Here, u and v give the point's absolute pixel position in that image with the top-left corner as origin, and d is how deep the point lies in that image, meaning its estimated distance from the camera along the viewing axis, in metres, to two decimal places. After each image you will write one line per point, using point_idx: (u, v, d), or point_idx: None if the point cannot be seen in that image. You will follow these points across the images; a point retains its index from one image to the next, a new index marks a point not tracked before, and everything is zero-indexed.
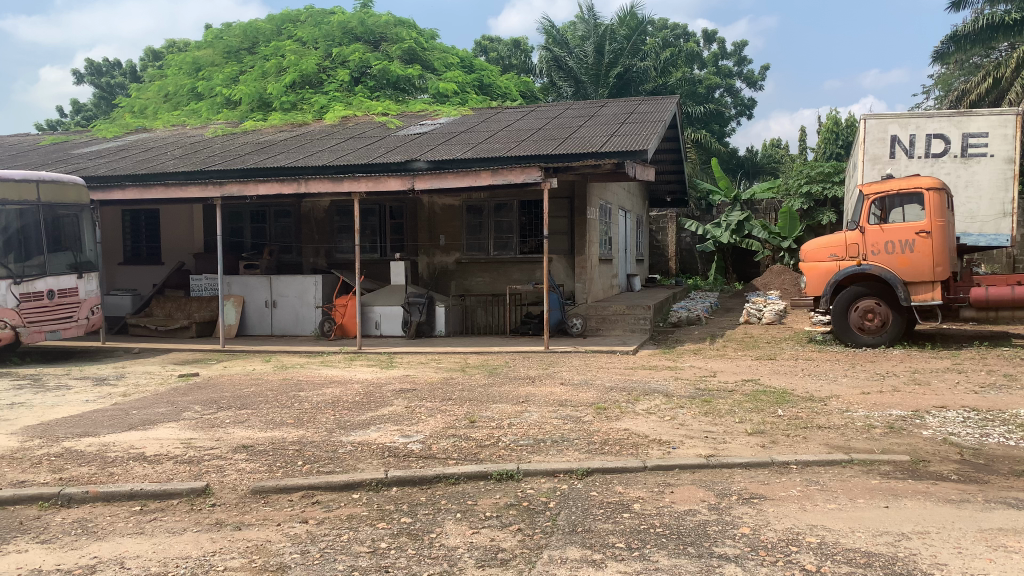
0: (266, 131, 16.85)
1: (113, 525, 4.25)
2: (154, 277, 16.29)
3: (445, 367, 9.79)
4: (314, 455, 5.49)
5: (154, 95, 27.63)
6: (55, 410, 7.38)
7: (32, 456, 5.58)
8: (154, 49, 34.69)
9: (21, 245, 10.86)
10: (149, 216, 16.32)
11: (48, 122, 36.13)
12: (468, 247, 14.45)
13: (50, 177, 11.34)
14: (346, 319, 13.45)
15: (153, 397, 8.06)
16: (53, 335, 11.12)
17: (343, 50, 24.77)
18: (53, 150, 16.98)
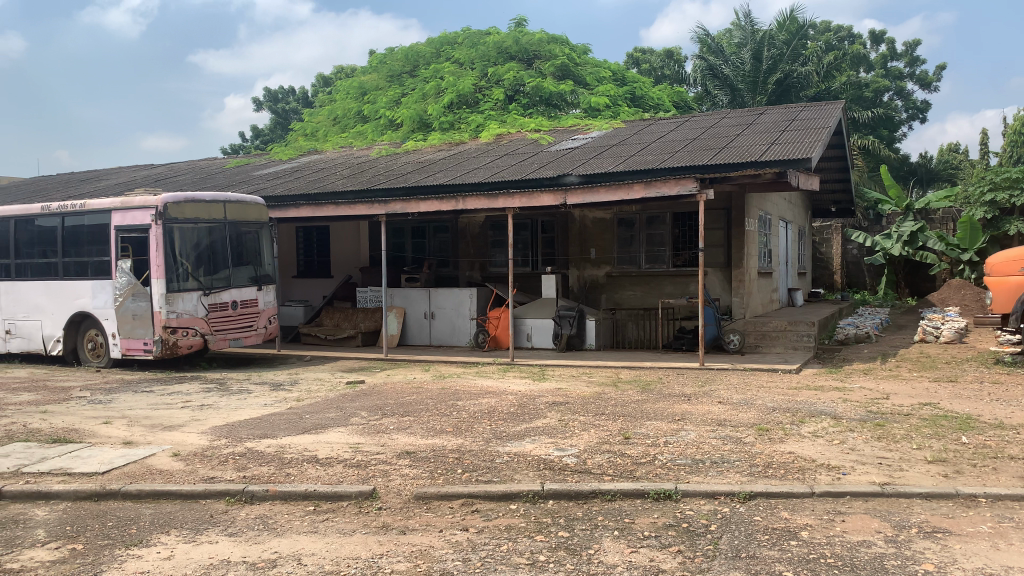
0: (426, 151, 17.54)
1: (291, 523, 4.53)
2: (324, 289, 17.33)
3: (598, 382, 9.74)
4: (473, 464, 5.62)
5: (325, 118, 29.55)
6: (238, 413, 7.99)
7: (219, 454, 6.08)
8: (323, 75, 37.11)
9: (211, 260, 11.84)
10: (320, 233, 17.40)
11: (232, 147, 39.51)
12: (619, 260, 14.34)
13: (235, 197, 12.29)
14: (499, 332, 13.73)
15: (323, 402, 8.56)
16: (235, 343, 12.09)
17: (498, 69, 25.42)
18: (236, 172, 18.48)
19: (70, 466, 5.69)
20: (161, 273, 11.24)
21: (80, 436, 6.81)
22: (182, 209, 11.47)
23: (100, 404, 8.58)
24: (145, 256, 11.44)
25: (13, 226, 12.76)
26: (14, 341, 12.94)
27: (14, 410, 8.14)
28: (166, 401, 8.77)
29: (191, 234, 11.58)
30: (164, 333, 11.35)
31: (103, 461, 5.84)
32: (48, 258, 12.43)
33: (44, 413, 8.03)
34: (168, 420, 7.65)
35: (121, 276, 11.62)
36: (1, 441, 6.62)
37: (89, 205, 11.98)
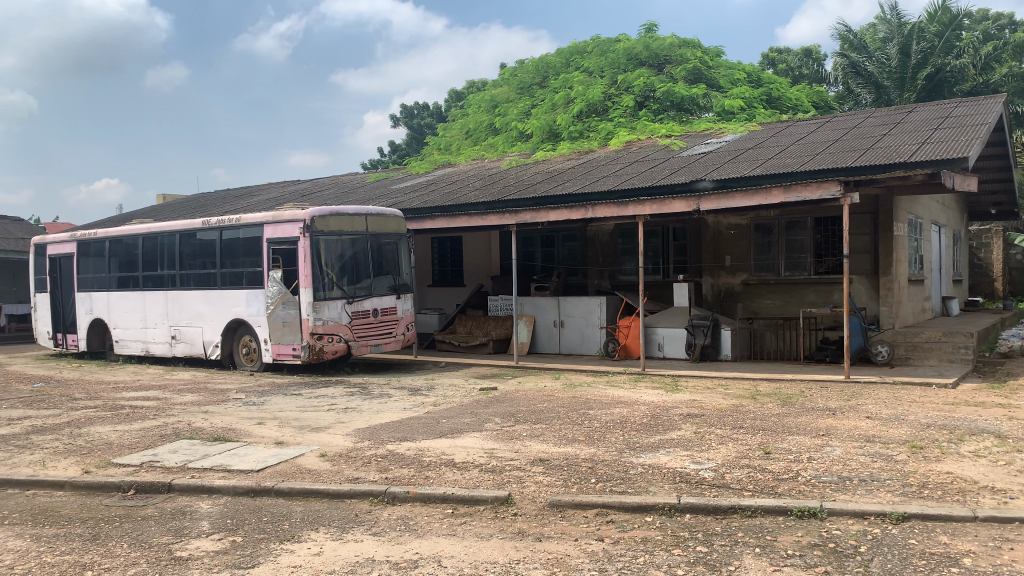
0: (555, 160, 17.64)
1: (431, 525, 4.67)
2: (457, 297, 17.75)
3: (736, 394, 9.44)
4: (607, 474, 5.59)
5: (459, 132, 30.33)
6: (379, 416, 8.31)
7: (363, 455, 6.34)
8: (456, 90, 38.08)
9: (354, 270, 12.40)
10: (453, 243, 17.84)
11: (372, 163, 41.19)
12: (756, 268, 13.88)
13: (375, 210, 12.83)
14: (630, 340, 13.61)
15: (458, 407, 8.76)
16: (376, 349, 12.59)
17: (628, 76, 25.24)
18: (375, 186, 19.27)
19: (229, 463, 6.10)
20: (308, 282, 11.88)
21: (237, 435, 7.30)
22: (327, 222, 12.08)
23: (254, 405, 9.16)
24: (294, 266, 12.13)
25: (178, 239, 13.86)
26: (178, 346, 14.01)
27: (181, 410, 8.83)
28: (313, 404, 9.25)
29: (336, 245, 12.19)
30: (312, 338, 11.96)
31: (258, 459, 6.23)
32: (208, 269, 13.39)
33: (206, 413, 8.66)
34: (315, 421, 8.07)
35: (273, 285, 12.37)
36: (170, 438, 7.19)
37: (244, 219, 12.85)
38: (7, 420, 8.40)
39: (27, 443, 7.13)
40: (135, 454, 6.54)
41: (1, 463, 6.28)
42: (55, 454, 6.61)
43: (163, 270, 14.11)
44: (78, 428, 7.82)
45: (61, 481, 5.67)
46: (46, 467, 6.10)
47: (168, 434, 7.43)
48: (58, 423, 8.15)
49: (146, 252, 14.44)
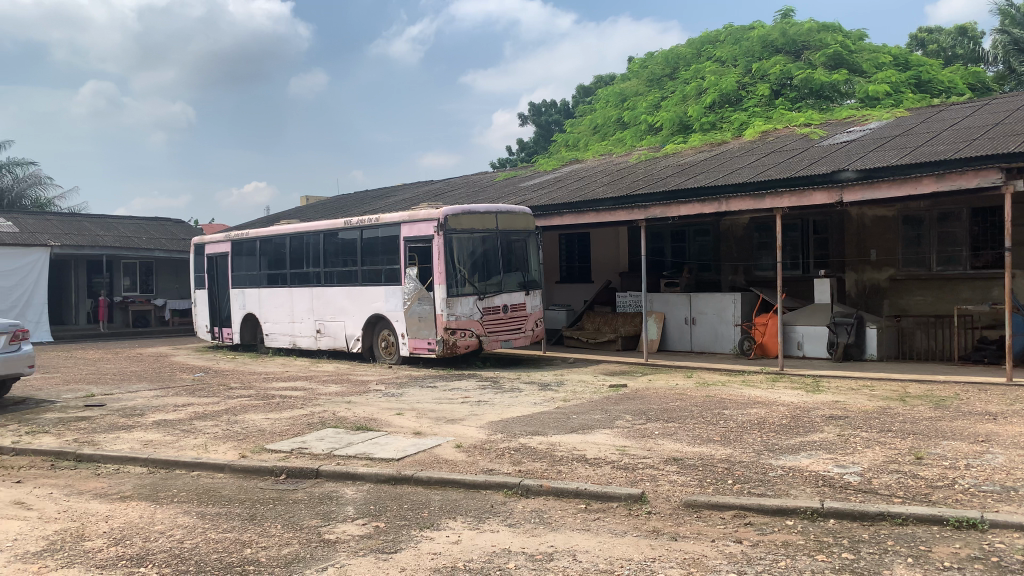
0: (686, 153, 17.27)
1: (564, 519, 4.70)
2: (586, 294, 17.73)
3: (882, 396, 8.95)
4: (745, 476, 5.43)
5: (587, 127, 30.22)
6: (511, 410, 8.44)
7: (496, 448, 6.46)
8: (584, 86, 37.92)
9: (485, 266, 12.63)
10: (582, 239, 17.83)
11: (501, 161, 41.76)
12: (905, 262, 13.08)
13: (505, 208, 13.02)
14: (766, 338, 13.16)
15: (589, 404, 8.76)
16: (507, 344, 12.78)
17: (763, 64, 24.37)
18: (505, 184, 19.53)
19: (371, 451, 6.38)
20: (442, 279, 12.22)
21: (378, 425, 7.61)
22: (460, 220, 12.38)
23: (393, 397, 9.52)
24: (428, 264, 12.50)
25: (322, 238, 14.59)
26: (322, 340, 14.75)
27: (326, 400, 9.31)
28: (448, 397, 9.49)
29: (468, 243, 12.47)
30: (445, 333, 12.27)
31: (398, 448, 6.48)
32: (349, 266, 14.02)
33: (348, 403, 9.08)
34: (449, 414, 8.28)
35: (409, 282, 12.80)
36: (317, 426, 7.60)
37: (383, 219, 13.37)
38: (174, 407, 9.12)
39: (191, 427, 7.73)
40: (285, 440, 6.95)
41: (169, 446, 6.84)
42: (214, 439, 7.12)
43: (308, 267, 14.89)
44: (234, 415, 8.38)
45: (221, 464, 6.11)
46: (208, 451, 6.59)
47: (315, 422, 7.85)
48: (217, 410, 8.78)
49: (293, 251, 15.28)
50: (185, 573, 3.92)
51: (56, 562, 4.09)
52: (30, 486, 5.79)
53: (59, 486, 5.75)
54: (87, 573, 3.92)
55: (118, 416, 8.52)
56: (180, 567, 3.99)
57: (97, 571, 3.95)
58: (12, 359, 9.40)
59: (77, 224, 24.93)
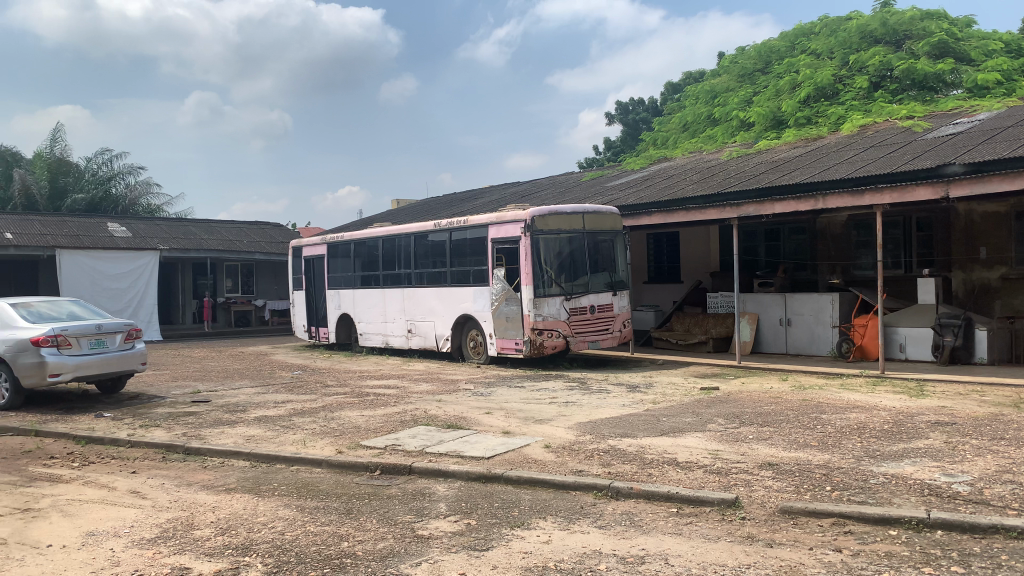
0: (780, 149, 16.80)
1: (656, 522, 4.65)
2: (675, 294, 17.46)
3: (993, 401, 8.47)
4: (844, 483, 5.25)
5: (676, 125, 29.75)
6: (600, 411, 8.40)
7: (585, 449, 6.45)
8: (673, 83, 37.37)
9: (572, 267, 12.61)
10: (671, 239, 17.58)
11: (587, 161, 41.63)
12: (1018, 260, 12.41)
13: (592, 208, 12.98)
14: (866, 340, 12.67)
15: (680, 406, 8.63)
16: (594, 345, 12.71)
17: (861, 55, 23.48)
18: (592, 184, 19.48)
19: (462, 450, 6.48)
20: (529, 280, 12.28)
21: (468, 424, 7.71)
22: (547, 221, 12.43)
23: (482, 396, 9.62)
24: (515, 265, 12.59)
25: (413, 240, 14.88)
26: (413, 339, 15.05)
27: (418, 398, 9.50)
28: (536, 397, 9.52)
29: (555, 244, 12.50)
30: (533, 333, 12.32)
31: (488, 447, 6.55)
32: (439, 267, 14.26)
33: (439, 401, 9.24)
34: (538, 414, 8.31)
35: (497, 282, 12.92)
36: (409, 424, 7.76)
37: (471, 220, 13.53)
38: (274, 403, 9.48)
39: (290, 423, 8.02)
40: (379, 437, 7.13)
41: (271, 441, 7.12)
42: (312, 434, 7.37)
43: (400, 268, 15.22)
44: (330, 412, 8.66)
45: (320, 459, 6.32)
46: (306, 446, 6.83)
47: (408, 419, 8.02)
48: (313, 407, 9.09)
49: (385, 253, 15.65)
50: (287, 563, 4.07)
51: (169, 548, 4.32)
52: (143, 476, 6.13)
53: (169, 476, 6.08)
54: (197, 559, 4.13)
55: (222, 411, 8.92)
56: (282, 558, 4.15)
57: (207, 558, 4.15)
58: (127, 356, 9.95)
59: (185, 228, 26.23)
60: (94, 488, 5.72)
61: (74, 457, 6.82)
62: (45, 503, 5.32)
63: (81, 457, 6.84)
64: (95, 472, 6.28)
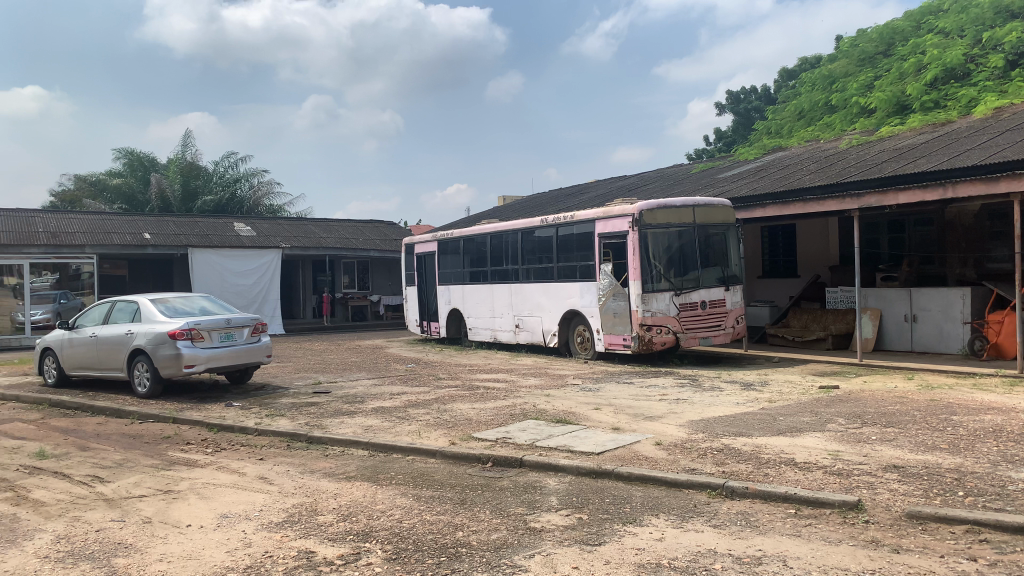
0: (905, 135, 15.94)
1: (773, 523, 4.53)
2: (791, 289, 16.87)
3: None
4: (979, 488, 4.95)
5: (791, 113, 28.70)
6: (713, 409, 8.24)
7: (698, 447, 6.35)
8: (788, 69, 36.05)
9: (682, 261, 12.39)
10: (786, 231, 17.00)
11: (697, 152, 40.75)
12: None
13: (703, 201, 12.72)
14: (1002, 338, 11.80)
15: (798, 405, 8.35)
16: (705, 341, 12.43)
17: (997, 32, 21.96)
18: (702, 176, 19.07)
19: (572, 444, 6.50)
20: (638, 275, 12.16)
21: (578, 419, 7.73)
22: (655, 215, 12.28)
23: (591, 392, 9.60)
24: (623, 260, 12.48)
25: (520, 237, 15.01)
26: (521, 334, 15.16)
27: (527, 393, 9.59)
28: (646, 393, 9.43)
29: (664, 238, 12.32)
30: (641, 329, 12.17)
31: (598, 443, 6.55)
32: (546, 263, 14.31)
33: (547, 396, 9.29)
34: (648, 410, 8.22)
35: (605, 278, 12.85)
36: (519, 418, 7.84)
37: (578, 215, 13.52)
38: (389, 395, 9.80)
39: (405, 414, 8.27)
40: (490, 430, 7.25)
41: (387, 431, 7.37)
42: (426, 426, 7.57)
43: (508, 264, 15.37)
44: (443, 404, 8.86)
45: (433, 450, 6.48)
46: (421, 437, 7.02)
47: (518, 413, 8.12)
48: (426, 399, 9.32)
49: (493, 249, 15.84)
50: (405, 551, 4.21)
51: (296, 532, 4.55)
52: (270, 462, 6.47)
53: (294, 464, 6.39)
54: (321, 544, 4.33)
55: (341, 402, 9.28)
56: (399, 545, 4.29)
57: (329, 543, 4.35)
58: (254, 349, 10.47)
59: (304, 227, 27.40)
60: (226, 473, 6.08)
61: (208, 444, 7.28)
62: (184, 486, 5.70)
63: (214, 444, 7.28)
64: (226, 457, 6.68)
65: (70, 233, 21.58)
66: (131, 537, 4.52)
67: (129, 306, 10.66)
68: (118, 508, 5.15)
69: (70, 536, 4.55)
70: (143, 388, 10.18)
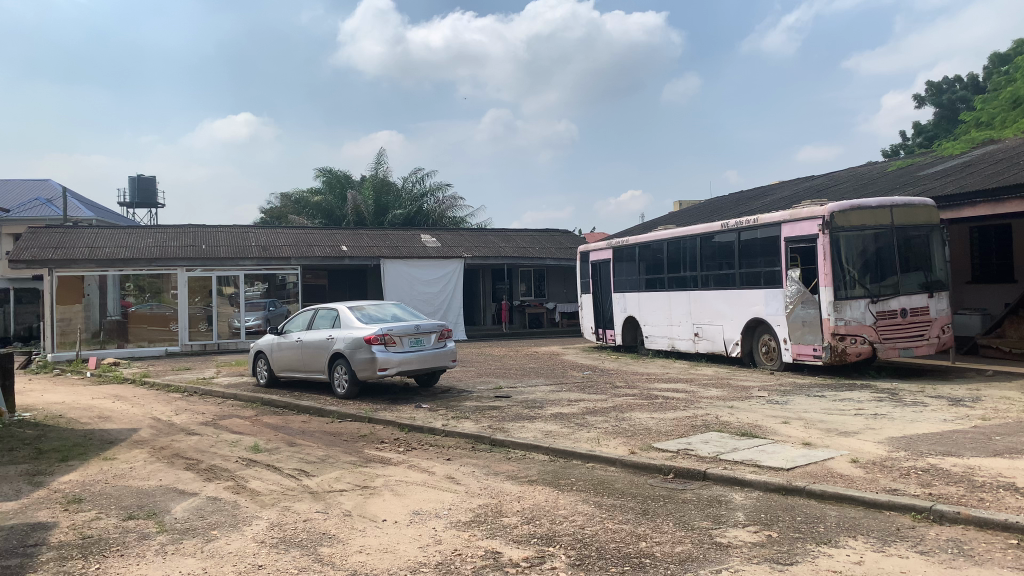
0: None
1: (990, 554, 4.11)
2: (1007, 296, 15.26)
3: None
4: None
5: (1004, 101, 26.03)
6: (915, 426, 7.62)
7: (901, 466, 5.90)
8: (1000, 53, 32.75)
9: (879, 266, 11.57)
10: (1000, 232, 15.45)
11: (893, 149, 37.98)
12: None
13: (903, 201, 11.84)
14: None
15: (1018, 424, 7.52)
16: (906, 352, 11.51)
17: None
18: (900, 174, 17.76)
19: (760, 459, 6.25)
20: (828, 281, 11.49)
21: (764, 432, 7.42)
22: (848, 216, 11.57)
23: (777, 404, 9.18)
24: (812, 265, 11.85)
25: (700, 243, 14.66)
26: (701, 343, 14.77)
27: (709, 403, 9.33)
28: (839, 407, 8.88)
29: (857, 241, 11.58)
30: (833, 339, 11.47)
31: (787, 458, 6.25)
32: (727, 269, 13.89)
33: (731, 407, 8.99)
34: (842, 426, 7.74)
35: (792, 284, 12.27)
36: (701, 429, 7.65)
37: (762, 219, 13.01)
38: (568, 401, 9.89)
39: (584, 421, 8.31)
40: (672, 440, 7.12)
41: (567, 437, 7.44)
42: (605, 434, 7.57)
43: (686, 271, 15.06)
44: (621, 412, 8.81)
45: (614, 458, 6.46)
46: (601, 444, 7.03)
47: (699, 424, 7.92)
48: (605, 407, 9.32)
49: (671, 256, 15.57)
50: (588, 557, 4.23)
51: (482, 532, 4.70)
52: (457, 463, 6.75)
53: (479, 465, 6.61)
54: (506, 545, 4.44)
55: (522, 406, 9.48)
56: (583, 551, 4.31)
57: (514, 545, 4.45)
58: (440, 354, 10.94)
59: (485, 237, 28.29)
60: (417, 471, 6.40)
61: (400, 443, 7.69)
62: (379, 482, 6.05)
63: (404, 443, 7.68)
64: (416, 457, 7.02)
65: (278, 247, 23.61)
66: (334, 529, 4.86)
67: (330, 313, 11.49)
68: (322, 500, 5.55)
69: (282, 524, 4.97)
70: (342, 389, 10.92)
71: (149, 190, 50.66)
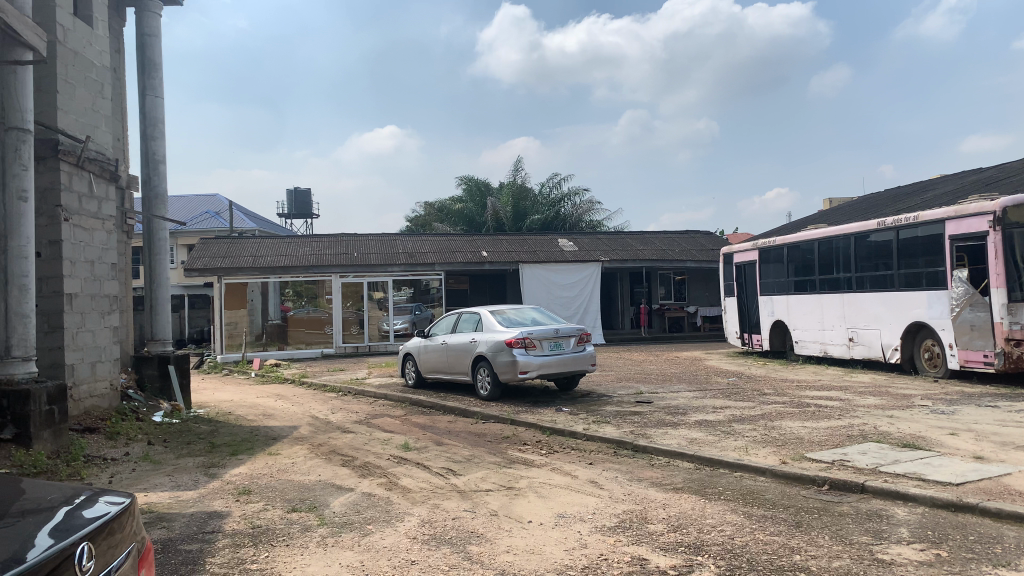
0: None
1: None
2: None
3: None
4: None
5: None
6: None
7: None
8: None
9: None
10: None
11: None
12: None
13: None
14: None
15: None
16: None
17: None
18: None
19: (924, 472, 5.85)
20: (1001, 282, 10.61)
21: (929, 444, 6.94)
22: None
23: (943, 414, 8.56)
24: (982, 264, 10.97)
25: (854, 242, 13.92)
26: (855, 348, 14.01)
27: (865, 413, 8.83)
28: (1015, 419, 8.17)
29: None
30: (1007, 345, 10.56)
31: (957, 472, 5.81)
32: (885, 270, 13.11)
33: (890, 417, 8.47)
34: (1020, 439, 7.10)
35: (958, 285, 11.43)
36: (859, 439, 7.25)
37: (923, 216, 12.19)
38: (713, 408, 9.64)
39: (731, 429, 8.08)
40: (826, 450, 6.80)
41: (713, 445, 7.26)
42: (754, 442, 7.32)
43: (839, 272, 14.33)
44: (771, 420, 8.50)
45: (763, 468, 6.25)
46: (749, 453, 6.81)
47: (855, 434, 7.51)
48: (752, 414, 9.02)
49: (822, 256, 14.87)
50: (739, 568, 4.11)
51: (628, 538, 4.68)
52: (600, 467, 6.74)
53: (622, 471, 6.57)
54: (653, 552, 4.40)
55: (664, 413, 9.33)
56: (732, 562, 4.20)
57: (662, 552, 4.40)
58: (580, 357, 10.97)
59: (623, 241, 28.08)
60: (560, 474, 6.45)
61: (542, 446, 7.77)
62: (523, 484, 6.14)
63: (547, 446, 7.75)
64: (559, 459, 7.08)
65: (423, 253, 24.47)
66: (482, 528, 4.97)
67: (473, 317, 11.79)
68: (469, 499, 5.71)
69: (432, 521, 5.14)
70: (485, 391, 11.16)
71: (305, 202, 53.71)
